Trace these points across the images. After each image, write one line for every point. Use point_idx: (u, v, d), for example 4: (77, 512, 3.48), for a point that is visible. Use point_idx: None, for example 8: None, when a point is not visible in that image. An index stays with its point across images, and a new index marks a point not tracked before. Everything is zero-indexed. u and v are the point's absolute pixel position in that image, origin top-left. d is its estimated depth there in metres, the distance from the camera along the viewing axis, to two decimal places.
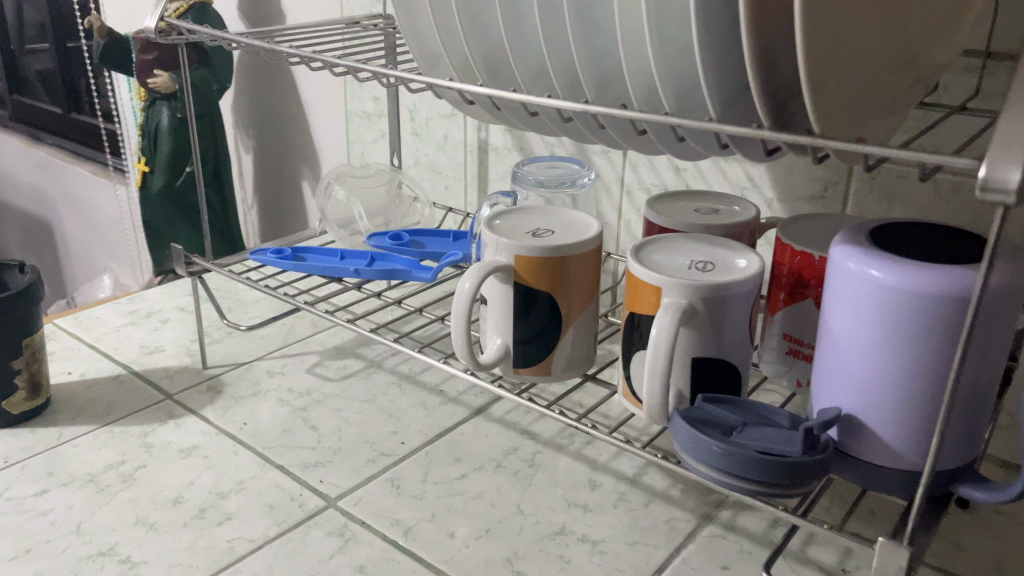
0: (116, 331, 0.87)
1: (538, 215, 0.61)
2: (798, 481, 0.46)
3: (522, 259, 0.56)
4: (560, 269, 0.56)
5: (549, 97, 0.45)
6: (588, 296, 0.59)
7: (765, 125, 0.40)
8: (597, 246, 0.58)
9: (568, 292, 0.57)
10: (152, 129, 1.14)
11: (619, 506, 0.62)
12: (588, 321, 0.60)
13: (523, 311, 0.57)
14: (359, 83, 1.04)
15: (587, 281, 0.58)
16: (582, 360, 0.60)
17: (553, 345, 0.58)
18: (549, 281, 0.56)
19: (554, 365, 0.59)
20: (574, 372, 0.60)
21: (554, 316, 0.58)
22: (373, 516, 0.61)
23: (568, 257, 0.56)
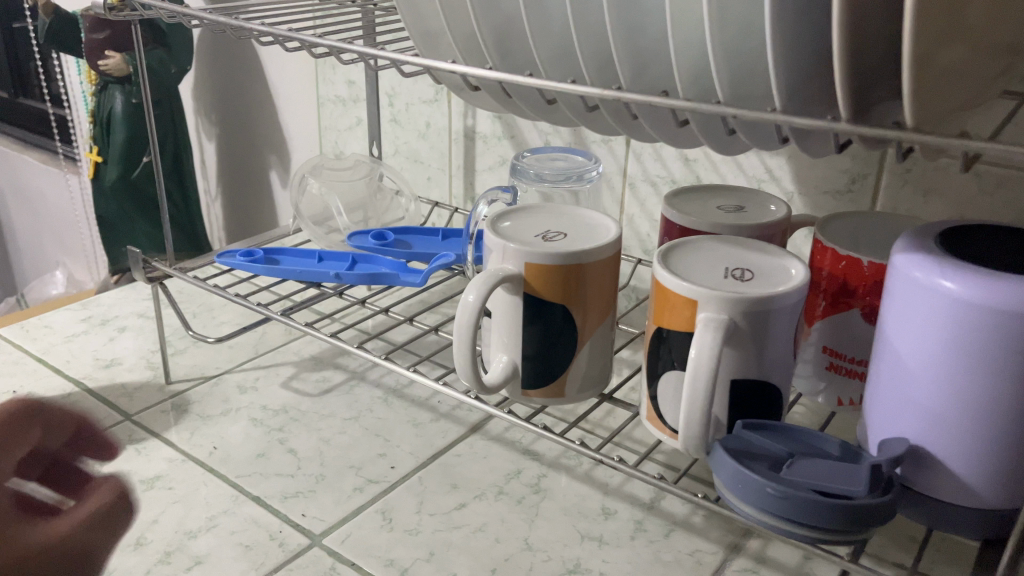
0: (68, 341, 0.78)
1: (545, 215, 0.54)
2: (863, 527, 0.39)
3: (534, 267, 0.49)
4: (577, 279, 0.49)
5: (575, 82, 0.39)
6: (605, 308, 0.52)
7: (842, 117, 0.34)
8: (617, 251, 0.51)
9: (585, 303, 0.51)
10: (105, 117, 1.04)
11: (638, 538, 0.56)
12: (604, 335, 0.53)
13: (533, 326, 0.50)
14: (332, 66, 0.96)
15: (605, 291, 0.51)
16: (598, 379, 0.54)
17: (568, 364, 0.52)
18: (563, 292, 0.49)
19: (567, 386, 0.52)
20: (589, 392, 0.54)
21: (569, 332, 0.51)
22: (363, 556, 0.54)
23: (586, 265, 0.49)
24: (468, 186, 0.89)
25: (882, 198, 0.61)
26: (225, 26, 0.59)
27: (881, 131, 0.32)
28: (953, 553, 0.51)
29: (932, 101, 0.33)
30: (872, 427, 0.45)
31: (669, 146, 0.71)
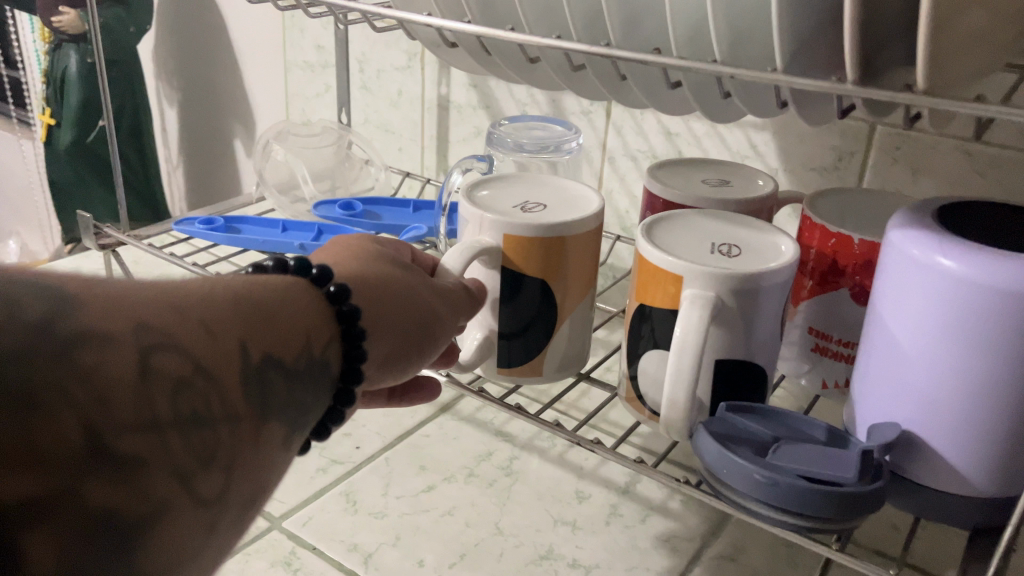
0: None
1: (523, 184, 0.52)
2: (854, 516, 0.38)
3: (513, 239, 0.46)
4: (558, 256, 0.47)
5: (559, 38, 0.36)
6: (586, 283, 0.50)
7: (848, 81, 0.31)
8: (599, 227, 0.49)
9: (566, 279, 0.48)
10: (58, 78, 0.97)
11: (613, 523, 0.54)
12: (584, 312, 0.51)
13: (510, 303, 0.48)
14: (301, 29, 0.92)
15: (586, 266, 0.49)
16: (577, 359, 0.52)
17: (546, 343, 0.49)
18: (544, 266, 0.47)
19: (545, 365, 0.50)
20: (567, 371, 0.51)
21: (548, 312, 0.49)
22: (325, 540, 0.51)
23: (567, 241, 0.47)
24: (441, 158, 0.86)
25: (869, 177, 0.59)
26: None
27: (891, 94, 0.30)
28: (938, 544, 0.50)
29: (947, 65, 0.30)
30: (861, 412, 0.43)
31: (651, 120, 0.69)
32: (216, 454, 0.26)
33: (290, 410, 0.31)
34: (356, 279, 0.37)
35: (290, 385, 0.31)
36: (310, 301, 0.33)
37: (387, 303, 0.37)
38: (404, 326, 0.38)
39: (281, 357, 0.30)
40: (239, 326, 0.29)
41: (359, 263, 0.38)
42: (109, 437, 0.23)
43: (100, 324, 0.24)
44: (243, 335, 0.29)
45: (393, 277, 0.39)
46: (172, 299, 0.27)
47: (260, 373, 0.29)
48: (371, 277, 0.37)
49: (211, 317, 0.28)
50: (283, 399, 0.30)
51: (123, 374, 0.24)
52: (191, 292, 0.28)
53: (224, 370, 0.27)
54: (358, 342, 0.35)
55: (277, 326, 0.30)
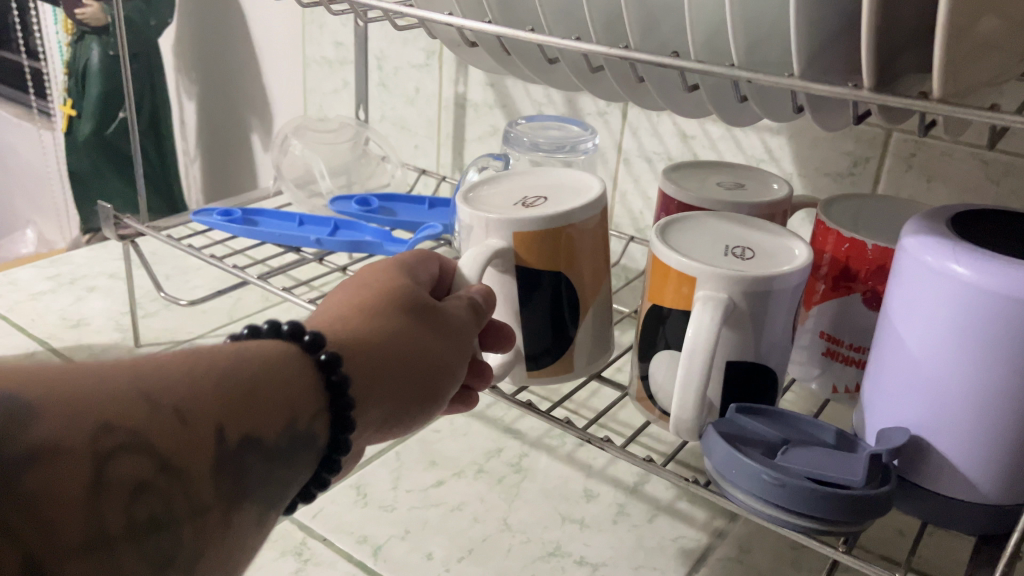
0: (33, 299, 0.75)
1: (516, 181, 0.52)
2: (862, 518, 0.38)
3: (521, 238, 0.46)
4: (563, 250, 0.47)
5: (577, 39, 0.36)
6: (597, 272, 0.50)
7: (864, 87, 0.32)
8: (601, 216, 0.49)
9: (577, 272, 0.49)
10: (80, 68, 0.99)
11: (621, 522, 0.54)
12: (601, 302, 0.51)
13: (522, 302, 0.48)
14: (320, 25, 0.92)
15: (593, 256, 0.49)
16: (597, 352, 0.52)
17: (566, 340, 0.50)
18: (553, 261, 0.47)
19: (576, 359, 0.51)
20: (595, 363, 0.52)
21: (565, 307, 0.49)
22: (335, 532, 0.52)
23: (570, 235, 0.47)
24: (457, 156, 0.86)
25: (884, 183, 0.59)
26: None
27: (905, 101, 0.30)
28: (945, 552, 0.50)
29: (962, 72, 0.31)
30: (872, 416, 0.43)
31: (666, 122, 0.69)
32: (176, 555, 0.27)
33: (266, 491, 0.31)
34: (353, 340, 0.36)
35: (267, 466, 0.30)
36: (297, 375, 0.33)
37: (386, 370, 0.36)
38: (406, 386, 0.37)
39: (259, 438, 0.30)
40: (216, 410, 0.28)
41: (362, 319, 0.37)
42: (56, 559, 0.23)
43: (56, 433, 0.24)
44: (220, 419, 0.28)
45: (397, 332, 0.38)
46: (144, 388, 0.27)
47: (235, 456, 0.29)
48: (371, 337, 0.37)
49: (184, 405, 0.27)
50: (258, 481, 0.30)
51: (73, 491, 0.24)
52: (168, 375, 0.28)
53: (191, 464, 0.27)
54: (348, 412, 0.34)
55: (259, 404, 0.30)
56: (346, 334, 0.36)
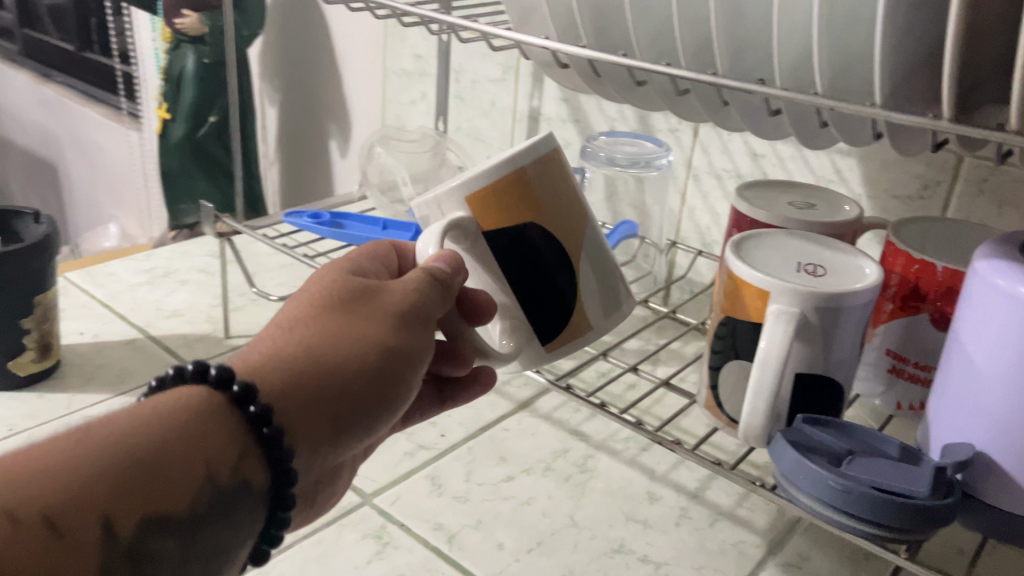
0: (131, 290, 0.80)
1: None
2: (924, 528, 0.40)
3: (478, 200, 0.44)
4: (525, 194, 0.45)
5: (669, 65, 0.39)
6: (580, 215, 0.47)
7: (944, 117, 0.33)
8: (556, 151, 0.47)
9: (553, 220, 0.46)
10: (176, 74, 1.04)
11: (683, 525, 0.56)
12: (597, 246, 0.48)
13: (504, 263, 0.46)
14: (401, 38, 0.96)
15: (566, 198, 0.47)
16: (614, 300, 0.50)
17: (572, 298, 0.47)
18: (519, 215, 0.45)
19: (592, 314, 0.48)
20: (612, 314, 0.49)
21: (561, 261, 0.46)
22: (412, 518, 0.55)
23: (522, 176, 0.45)
24: None
25: (954, 208, 0.61)
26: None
27: (984, 132, 0.32)
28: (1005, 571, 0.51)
29: None
30: (936, 431, 0.45)
31: (737, 140, 0.71)
32: None
33: (186, 559, 0.33)
34: (280, 362, 0.37)
35: (180, 539, 0.32)
36: (208, 424, 0.34)
37: (322, 388, 0.37)
38: (349, 395, 0.37)
39: (164, 515, 0.31)
40: (104, 502, 0.29)
41: (295, 333, 0.38)
42: None
43: None
44: (109, 509, 0.30)
45: (334, 341, 0.38)
46: (16, 507, 0.28)
47: (132, 549, 0.30)
48: (301, 354, 0.37)
49: (61, 511, 0.28)
50: (169, 556, 0.32)
51: None
52: (56, 482, 0.29)
53: (77, 566, 0.29)
54: (278, 441, 0.35)
55: (159, 480, 0.31)
56: (270, 358, 0.37)
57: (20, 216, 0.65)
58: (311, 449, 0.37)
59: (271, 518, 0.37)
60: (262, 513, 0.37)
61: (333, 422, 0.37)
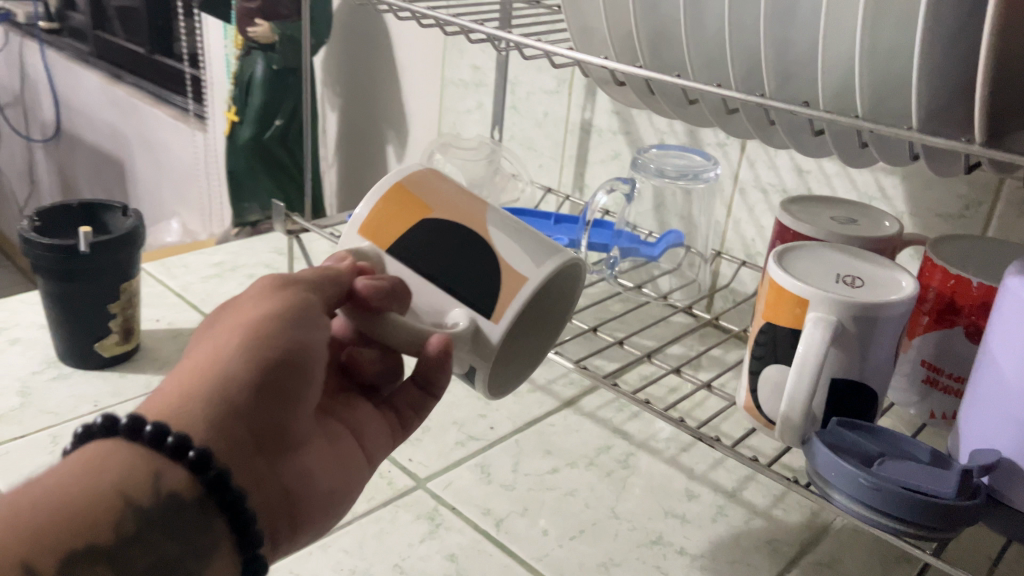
0: (203, 281, 0.85)
1: None
2: (949, 526, 0.42)
3: (365, 229, 0.50)
4: (394, 205, 0.49)
5: (721, 86, 0.42)
6: (469, 203, 0.50)
7: (976, 142, 0.36)
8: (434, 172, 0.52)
9: (431, 212, 0.49)
10: (246, 79, 1.10)
11: (719, 521, 0.59)
12: (502, 220, 0.49)
13: (429, 256, 0.48)
14: (460, 50, 1.01)
15: (445, 195, 0.50)
16: (548, 251, 0.48)
17: (487, 266, 0.47)
18: (398, 221, 0.49)
19: (517, 270, 0.47)
20: (545, 265, 0.47)
21: (466, 234, 0.48)
22: (463, 503, 0.59)
23: (401, 189, 0.50)
24: (579, 176, 0.93)
25: (994, 227, 0.62)
26: (414, 11, 0.67)
27: (1013, 157, 0.35)
28: None
29: None
30: (966, 438, 0.47)
31: (784, 156, 0.73)
32: None
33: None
34: (169, 393, 0.36)
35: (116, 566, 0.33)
36: (107, 460, 0.34)
37: (213, 391, 0.36)
38: (242, 385, 0.36)
39: (90, 543, 0.32)
40: (17, 547, 0.30)
41: (182, 365, 0.38)
42: None
43: None
44: (24, 553, 0.30)
45: (213, 352, 0.37)
46: None
47: None
48: (188, 376, 0.37)
49: None
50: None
51: None
52: None
53: None
54: (186, 447, 0.35)
55: (66, 517, 0.32)
56: (162, 395, 0.37)
57: (109, 209, 0.70)
58: (232, 447, 0.36)
59: (240, 528, 0.36)
60: (221, 523, 0.36)
61: (238, 412, 0.36)
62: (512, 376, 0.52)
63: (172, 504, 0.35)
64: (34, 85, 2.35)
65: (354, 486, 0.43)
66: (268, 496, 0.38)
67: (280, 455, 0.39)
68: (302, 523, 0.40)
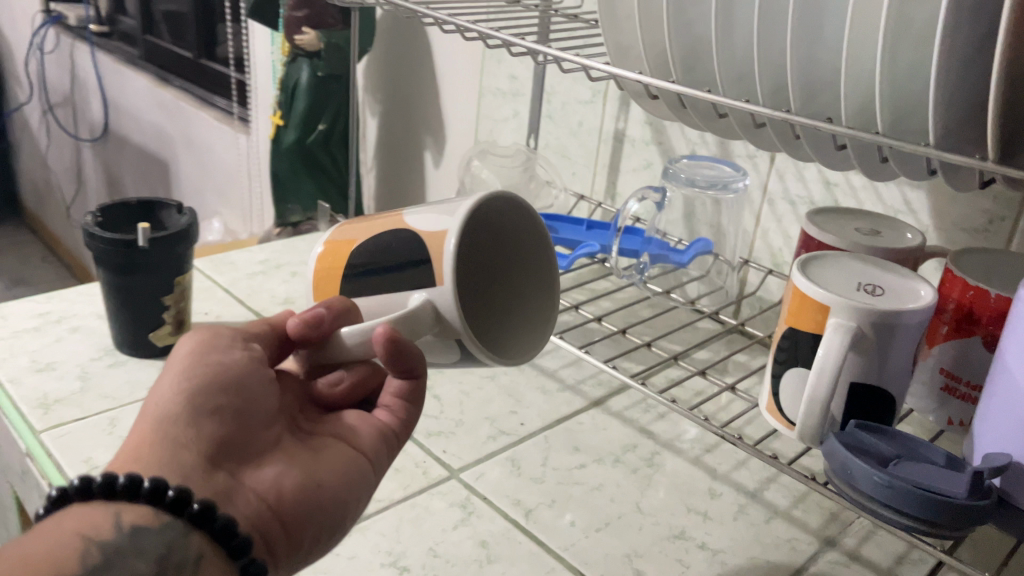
0: (249, 278, 0.89)
1: None
2: (960, 524, 0.44)
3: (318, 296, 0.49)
4: (326, 258, 0.48)
5: (748, 102, 0.45)
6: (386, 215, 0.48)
7: (991, 158, 0.38)
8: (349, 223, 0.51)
9: (353, 240, 0.48)
10: (291, 85, 1.14)
11: (740, 519, 0.61)
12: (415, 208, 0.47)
13: (374, 280, 0.46)
14: (498, 60, 1.04)
15: (360, 224, 0.49)
16: (459, 201, 0.45)
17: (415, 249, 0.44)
18: (336, 264, 0.48)
19: (439, 234, 0.44)
20: (460, 209, 0.44)
21: (386, 242, 0.46)
22: (494, 494, 0.62)
23: (328, 239, 0.49)
24: (611, 184, 0.96)
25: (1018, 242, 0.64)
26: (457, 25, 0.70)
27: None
28: None
29: None
30: (981, 443, 0.49)
31: (812, 169, 0.75)
32: None
33: None
34: (120, 457, 0.42)
35: None
36: (70, 519, 0.39)
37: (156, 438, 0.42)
38: (175, 422, 0.42)
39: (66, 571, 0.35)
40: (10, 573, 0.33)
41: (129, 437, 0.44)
42: None
43: None
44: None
45: (149, 411, 0.43)
46: None
47: None
48: (134, 439, 0.43)
49: None
50: None
51: None
52: None
53: None
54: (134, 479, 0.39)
55: (41, 552, 0.36)
56: (116, 460, 0.42)
57: (166, 207, 0.74)
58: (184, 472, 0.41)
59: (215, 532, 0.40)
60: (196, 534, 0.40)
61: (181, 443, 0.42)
62: (543, 322, 0.49)
63: (142, 532, 0.39)
64: (84, 86, 2.43)
65: (352, 486, 0.46)
66: (246, 506, 0.42)
67: (244, 470, 0.44)
68: (296, 528, 0.43)
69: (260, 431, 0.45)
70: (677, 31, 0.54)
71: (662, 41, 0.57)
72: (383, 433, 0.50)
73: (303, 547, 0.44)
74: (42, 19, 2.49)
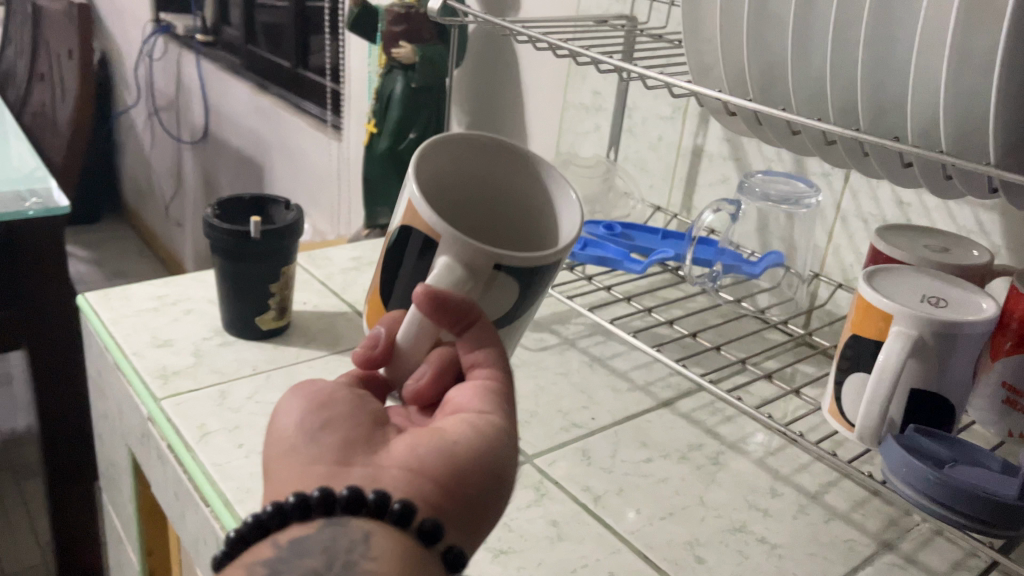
0: (343, 273, 0.96)
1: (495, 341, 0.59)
2: (1010, 524, 0.46)
3: None
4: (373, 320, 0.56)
5: (819, 121, 0.48)
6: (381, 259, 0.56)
7: None
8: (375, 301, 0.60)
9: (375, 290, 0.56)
10: (386, 95, 1.21)
11: (799, 518, 0.64)
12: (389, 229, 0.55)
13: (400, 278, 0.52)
14: (582, 76, 1.09)
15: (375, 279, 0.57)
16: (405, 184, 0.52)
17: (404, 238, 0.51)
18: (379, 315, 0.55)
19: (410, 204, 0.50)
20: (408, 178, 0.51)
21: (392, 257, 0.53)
22: (566, 480, 0.66)
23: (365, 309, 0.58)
24: (687, 197, 0.99)
25: None
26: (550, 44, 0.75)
27: None
28: None
29: None
30: None
31: (886, 188, 0.78)
32: None
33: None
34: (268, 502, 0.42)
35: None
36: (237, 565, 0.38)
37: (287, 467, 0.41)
38: (298, 445, 0.42)
39: None
40: None
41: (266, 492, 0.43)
42: None
43: None
44: None
45: (271, 455, 0.43)
46: None
47: None
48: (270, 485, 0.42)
49: None
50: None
51: None
52: None
53: None
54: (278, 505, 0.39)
55: None
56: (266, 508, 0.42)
57: (275, 203, 0.81)
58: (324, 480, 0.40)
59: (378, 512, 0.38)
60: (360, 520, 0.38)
61: (307, 461, 0.41)
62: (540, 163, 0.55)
63: (302, 541, 0.38)
64: (188, 92, 2.59)
65: (486, 436, 0.43)
66: (394, 481, 0.41)
67: (377, 455, 0.42)
68: (456, 483, 0.41)
69: (380, 426, 0.44)
70: (756, 53, 0.57)
71: (743, 62, 0.61)
72: (496, 386, 0.46)
73: (468, 501, 0.42)
74: (152, 28, 2.65)
